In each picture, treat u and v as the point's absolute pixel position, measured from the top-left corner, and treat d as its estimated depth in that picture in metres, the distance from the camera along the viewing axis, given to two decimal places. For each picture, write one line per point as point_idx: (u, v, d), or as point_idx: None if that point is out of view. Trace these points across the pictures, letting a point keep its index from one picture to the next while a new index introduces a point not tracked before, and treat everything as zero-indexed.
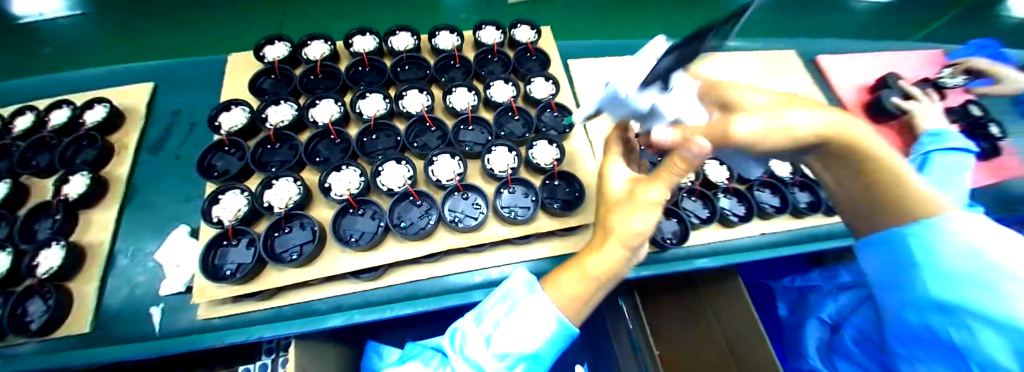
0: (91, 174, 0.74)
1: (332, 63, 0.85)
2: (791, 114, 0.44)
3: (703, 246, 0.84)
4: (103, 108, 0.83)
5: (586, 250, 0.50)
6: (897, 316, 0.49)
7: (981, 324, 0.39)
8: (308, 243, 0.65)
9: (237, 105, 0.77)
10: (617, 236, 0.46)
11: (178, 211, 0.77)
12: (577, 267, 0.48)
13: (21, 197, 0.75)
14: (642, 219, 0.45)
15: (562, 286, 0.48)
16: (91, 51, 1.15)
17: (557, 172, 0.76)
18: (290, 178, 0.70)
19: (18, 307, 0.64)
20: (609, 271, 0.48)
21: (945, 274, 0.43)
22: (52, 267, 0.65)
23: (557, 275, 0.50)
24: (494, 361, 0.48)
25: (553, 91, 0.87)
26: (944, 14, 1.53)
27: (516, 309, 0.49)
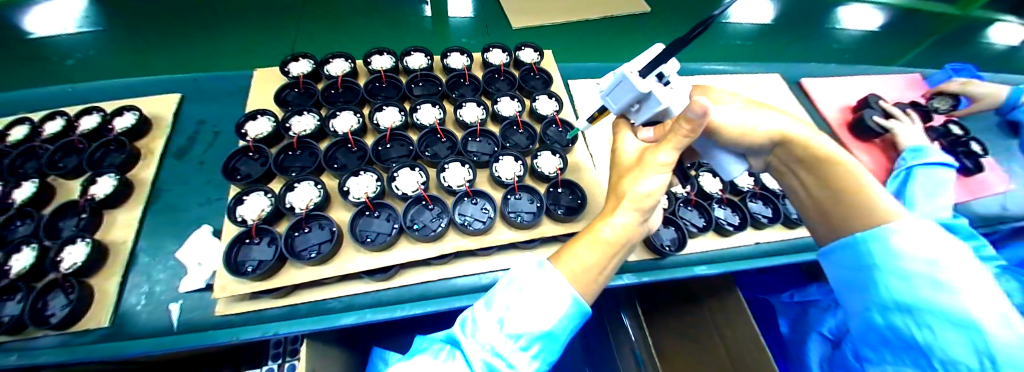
0: (119, 176, 0.79)
1: (352, 79, 0.92)
2: (755, 117, 0.57)
3: (700, 254, 0.87)
4: (131, 115, 0.89)
5: (596, 220, 0.57)
6: (856, 317, 0.51)
7: (942, 324, 0.42)
8: (326, 242, 0.69)
9: (264, 115, 0.83)
10: (629, 200, 0.54)
11: (199, 213, 0.81)
12: (591, 235, 0.55)
13: (49, 197, 0.79)
14: (650, 182, 0.53)
15: (577, 255, 0.54)
16: (103, 64, 1.22)
17: (560, 180, 0.80)
18: (311, 181, 0.74)
19: (41, 300, 0.67)
20: (621, 236, 0.55)
21: (901, 276, 0.46)
22: (76, 263, 0.69)
23: (570, 247, 0.56)
24: (509, 342, 0.51)
25: (558, 108, 0.93)
26: (921, 43, 1.63)
27: (527, 288, 0.52)
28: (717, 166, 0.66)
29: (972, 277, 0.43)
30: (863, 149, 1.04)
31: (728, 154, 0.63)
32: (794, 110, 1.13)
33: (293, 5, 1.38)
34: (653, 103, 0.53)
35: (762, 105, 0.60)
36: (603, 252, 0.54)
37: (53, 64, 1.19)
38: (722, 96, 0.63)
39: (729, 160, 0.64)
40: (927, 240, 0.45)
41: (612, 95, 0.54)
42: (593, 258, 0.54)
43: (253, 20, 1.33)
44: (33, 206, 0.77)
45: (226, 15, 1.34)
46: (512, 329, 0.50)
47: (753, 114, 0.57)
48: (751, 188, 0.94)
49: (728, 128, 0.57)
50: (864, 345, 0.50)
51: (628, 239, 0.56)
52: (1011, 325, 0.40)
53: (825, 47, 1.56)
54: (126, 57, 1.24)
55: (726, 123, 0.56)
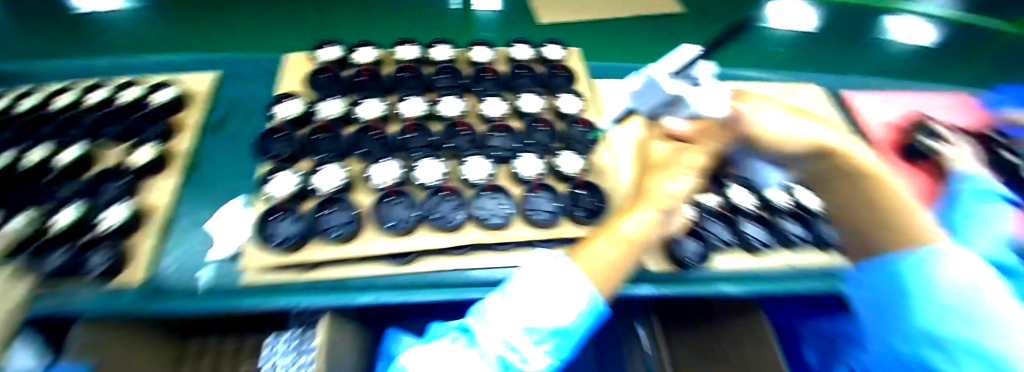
0: (159, 147, 0.85)
1: (378, 68, 0.95)
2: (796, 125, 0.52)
3: (727, 271, 0.83)
4: (170, 91, 0.95)
5: (624, 213, 0.55)
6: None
7: None
8: (347, 224, 0.70)
9: (294, 98, 0.88)
10: (654, 200, 0.53)
11: (232, 188, 0.86)
12: (611, 230, 0.53)
13: (90, 162, 0.83)
14: (677, 183, 0.53)
15: (598, 252, 0.51)
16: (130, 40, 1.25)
17: (582, 181, 0.79)
18: (335, 165, 0.78)
19: (76, 258, 0.68)
20: (642, 233, 0.52)
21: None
22: (114, 222, 0.69)
23: (590, 243, 0.53)
24: (524, 337, 0.49)
25: (580, 108, 0.92)
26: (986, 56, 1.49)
27: (544, 281, 0.49)
28: (755, 174, 0.66)
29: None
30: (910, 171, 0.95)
31: (762, 163, 0.61)
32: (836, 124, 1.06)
33: None
34: (685, 109, 0.50)
35: (800, 113, 0.56)
36: (624, 247, 0.52)
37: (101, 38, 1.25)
38: (757, 101, 0.59)
39: (764, 170, 0.64)
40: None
41: (643, 97, 0.54)
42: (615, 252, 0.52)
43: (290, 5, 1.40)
44: (74, 169, 0.81)
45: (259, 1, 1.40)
46: (527, 323, 0.48)
47: (797, 121, 0.52)
48: (787, 206, 0.90)
49: (767, 134, 0.51)
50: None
51: (650, 237, 0.54)
52: None
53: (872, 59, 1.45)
54: (166, 32, 1.31)
55: (768, 129, 0.51)
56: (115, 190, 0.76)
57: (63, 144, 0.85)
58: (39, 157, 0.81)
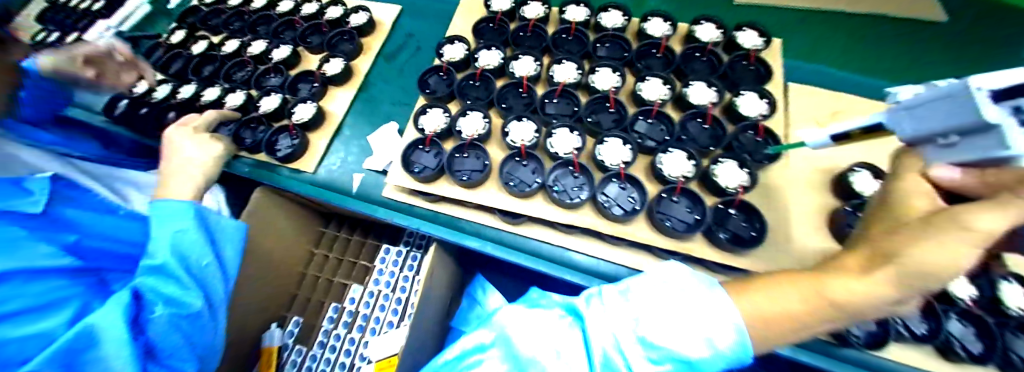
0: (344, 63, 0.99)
1: (543, 25, 0.92)
2: None
3: (898, 365, 0.62)
4: (364, 15, 1.07)
5: (825, 272, 0.44)
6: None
7: None
8: (477, 172, 0.75)
9: (458, 41, 0.92)
10: (890, 269, 0.38)
11: (391, 112, 0.98)
12: (802, 283, 0.45)
13: (297, 62, 1.03)
14: (958, 252, 0.34)
15: (776, 299, 0.45)
16: None
17: (738, 200, 0.66)
18: (479, 113, 0.81)
19: (274, 137, 0.91)
20: (850, 304, 0.41)
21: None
22: (303, 117, 0.91)
23: (764, 284, 0.48)
24: (639, 349, 0.46)
25: (766, 112, 0.74)
26: None
27: (689, 299, 0.45)
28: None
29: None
30: None
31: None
32: None
33: None
34: (979, 148, 0.34)
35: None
36: (805, 305, 0.44)
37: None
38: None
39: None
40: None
41: (914, 117, 0.39)
42: (784, 307, 0.44)
43: None
44: (285, 65, 1.01)
45: None
46: (645, 334, 0.45)
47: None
48: None
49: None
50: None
51: (860, 313, 0.41)
52: None
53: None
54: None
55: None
56: (307, 92, 0.98)
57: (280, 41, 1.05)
58: (259, 51, 1.03)
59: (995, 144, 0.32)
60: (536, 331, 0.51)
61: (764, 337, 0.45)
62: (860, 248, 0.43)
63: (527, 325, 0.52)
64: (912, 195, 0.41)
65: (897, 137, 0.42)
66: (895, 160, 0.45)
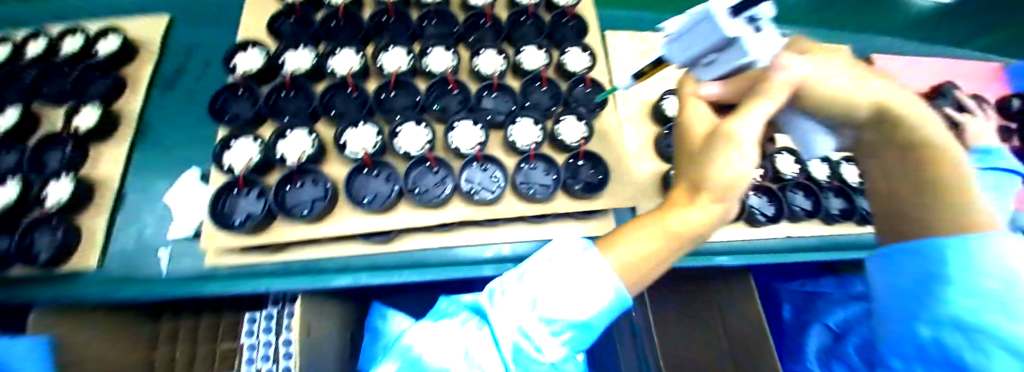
0: (101, 107, 0.70)
1: (356, 9, 0.79)
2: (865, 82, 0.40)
3: (724, 244, 0.79)
4: (114, 39, 0.78)
5: (667, 206, 0.47)
6: (894, 327, 0.43)
7: (998, 349, 0.34)
8: (319, 200, 0.62)
9: (254, 46, 0.73)
10: (711, 191, 0.41)
11: (189, 155, 0.74)
12: (653, 220, 0.46)
13: (32, 124, 0.72)
14: (745, 158, 0.39)
15: (640, 239, 0.46)
16: None
17: (581, 152, 0.73)
18: (304, 129, 0.66)
19: (28, 238, 0.62)
20: (692, 230, 0.44)
21: (976, 289, 0.37)
22: (61, 200, 0.63)
23: (632, 225, 0.49)
24: (541, 325, 0.44)
25: (590, 65, 0.80)
26: None
27: (572, 265, 0.45)
28: (799, 141, 0.50)
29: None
30: None
31: (813, 122, 0.45)
32: None
33: None
34: (734, 55, 0.41)
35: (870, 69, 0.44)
36: (661, 241, 0.45)
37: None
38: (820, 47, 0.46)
39: (814, 132, 0.47)
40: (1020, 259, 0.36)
41: (682, 42, 0.45)
42: (647, 248, 0.45)
43: None
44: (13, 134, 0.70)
45: None
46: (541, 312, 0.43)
47: (858, 71, 0.42)
48: (795, 177, 0.84)
49: (821, 91, 0.40)
50: (895, 357, 0.42)
51: (702, 233, 0.45)
52: None
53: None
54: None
55: (823, 85, 0.40)
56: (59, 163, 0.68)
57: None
58: None
59: (746, 48, 0.39)
60: (445, 346, 0.45)
61: (641, 279, 0.46)
62: (681, 180, 0.46)
63: (440, 343, 0.45)
64: (698, 118, 0.47)
65: (675, 64, 0.49)
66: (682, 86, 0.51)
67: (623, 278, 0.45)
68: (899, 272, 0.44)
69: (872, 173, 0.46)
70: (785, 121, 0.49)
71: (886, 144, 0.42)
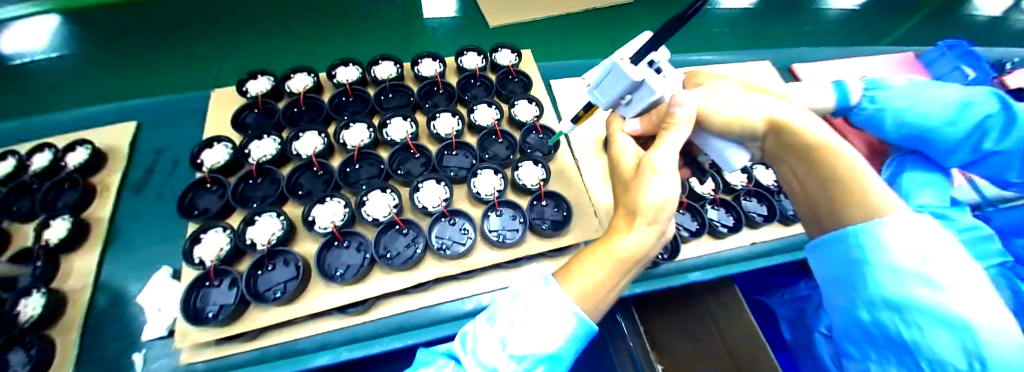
0: (73, 217, 0.71)
1: (315, 94, 0.86)
2: (752, 101, 0.49)
3: (693, 261, 0.84)
4: (84, 150, 0.80)
5: (611, 232, 0.51)
6: (839, 312, 0.46)
7: (929, 321, 0.37)
8: (292, 280, 0.63)
9: (220, 141, 0.77)
10: (644, 216, 0.47)
11: (160, 252, 0.74)
12: (600, 251, 0.50)
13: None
14: (661, 188, 0.46)
15: (589, 270, 0.49)
16: (56, 90, 1.17)
17: (543, 192, 0.77)
18: (273, 212, 0.68)
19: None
20: (636, 252, 0.49)
21: (895, 271, 0.39)
22: (32, 315, 0.61)
23: (580, 261, 0.51)
24: (511, 363, 0.45)
25: (538, 113, 0.88)
26: (898, 27, 1.70)
27: (532, 303, 0.47)
28: (716, 157, 0.55)
29: (970, 279, 0.37)
30: None
31: (725, 139, 0.52)
32: None
33: (249, 16, 1.35)
34: (646, 93, 0.49)
35: (760, 88, 0.52)
36: (609, 269, 0.49)
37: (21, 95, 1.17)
38: (715, 81, 0.56)
39: (726, 145, 0.53)
40: (920, 236, 0.39)
41: (601, 88, 0.51)
42: (599, 275, 0.49)
43: (214, 36, 1.30)
44: None
45: (176, 44, 1.29)
46: (514, 350, 0.45)
47: (749, 92, 0.51)
48: (745, 186, 0.92)
49: (715, 117, 0.49)
50: (847, 339, 0.45)
51: (643, 255, 0.50)
52: (1000, 316, 0.35)
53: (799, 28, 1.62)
54: (79, 85, 1.18)
55: (714, 112, 0.49)
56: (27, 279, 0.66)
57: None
58: None
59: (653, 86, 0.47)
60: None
61: (600, 303, 0.50)
62: (619, 205, 0.52)
63: None
64: (622, 154, 0.55)
65: (602, 108, 0.55)
66: (611, 124, 0.60)
67: (582, 305, 0.49)
68: (826, 259, 0.46)
69: (788, 180, 0.50)
70: (701, 141, 0.55)
71: (789, 150, 0.46)
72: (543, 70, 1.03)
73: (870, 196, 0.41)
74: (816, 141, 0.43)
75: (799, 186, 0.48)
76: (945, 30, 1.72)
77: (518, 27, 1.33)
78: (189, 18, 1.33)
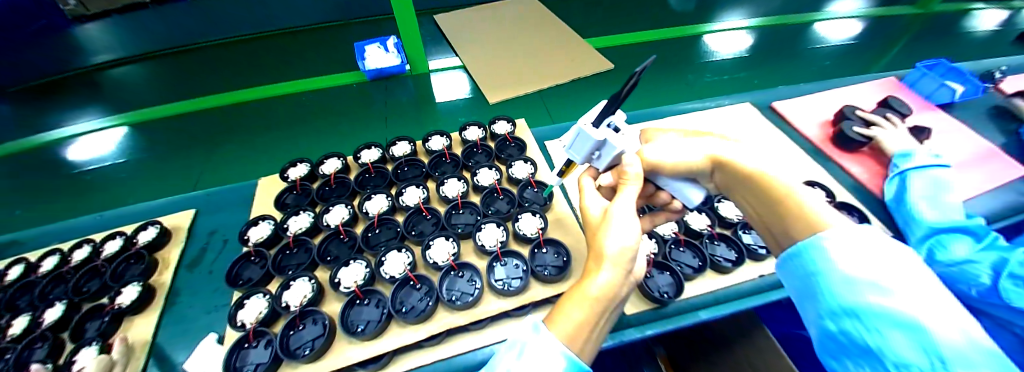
0: (142, 283, 0.85)
1: (344, 174, 1.01)
2: (685, 151, 0.62)
3: (700, 298, 0.82)
4: (154, 229, 0.98)
5: (585, 274, 0.57)
6: (814, 328, 0.49)
7: (886, 325, 0.40)
8: (319, 337, 0.70)
9: (264, 219, 0.91)
10: (609, 258, 0.55)
11: (205, 320, 0.83)
12: (576, 294, 0.55)
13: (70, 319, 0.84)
14: (619, 237, 0.56)
15: (570, 313, 0.53)
16: (129, 185, 1.45)
17: (543, 239, 0.84)
18: (306, 277, 0.78)
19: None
20: (607, 291, 0.54)
21: (843, 281, 0.44)
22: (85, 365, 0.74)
23: (563, 305, 0.55)
24: None
25: (533, 171, 1.00)
26: (878, 62, 1.81)
27: (525, 351, 0.50)
28: (677, 195, 0.68)
29: (916, 284, 0.41)
30: (854, 158, 1.08)
31: (678, 179, 0.65)
32: (770, 133, 1.16)
33: (285, 112, 1.62)
34: (609, 149, 0.59)
35: (700, 134, 0.67)
36: (588, 308, 0.54)
37: (102, 196, 1.42)
38: (663, 136, 0.70)
39: (683, 185, 0.66)
40: (864, 247, 0.45)
41: (575, 147, 0.61)
42: (579, 315, 0.53)
43: (258, 136, 1.54)
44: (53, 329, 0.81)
45: (224, 138, 1.55)
46: None
47: (691, 142, 0.64)
48: (741, 219, 0.94)
49: (666, 164, 0.62)
50: (826, 355, 0.46)
51: (615, 293, 0.55)
52: (948, 316, 0.39)
53: (776, 70, 1.75)
54: (140, 181, 1.46)
55: (666, 160, 0.62)
56: (94, 331, 0.81)
57: (43, 307, 0.86)
58: (49, 318, 0.83)
59: (614, 143, 0.57)
60: None
61: (582, 344, 0.54)
62: (590, 251, 0.59)
63: None
64: (592, 206, 0.64)
65: (578, 163, 0.64)
66: (583, 178, 0.69)
67: (569, 344, 0.52)
68: (791, 277, 0.51)
69: (752, 205, 0.57)
70: (661, 183, 0.68)
71: (736, 180, 0.58)
72: (538, 134, 1.16)
73: (808, 214, 0.49)
74: (750, 169, 0.56)
75: (754, 199, 0.56)
76: (918, 59, 1.82)
77: (511, 102, 1.55)
78: (236, 119, 1.61)
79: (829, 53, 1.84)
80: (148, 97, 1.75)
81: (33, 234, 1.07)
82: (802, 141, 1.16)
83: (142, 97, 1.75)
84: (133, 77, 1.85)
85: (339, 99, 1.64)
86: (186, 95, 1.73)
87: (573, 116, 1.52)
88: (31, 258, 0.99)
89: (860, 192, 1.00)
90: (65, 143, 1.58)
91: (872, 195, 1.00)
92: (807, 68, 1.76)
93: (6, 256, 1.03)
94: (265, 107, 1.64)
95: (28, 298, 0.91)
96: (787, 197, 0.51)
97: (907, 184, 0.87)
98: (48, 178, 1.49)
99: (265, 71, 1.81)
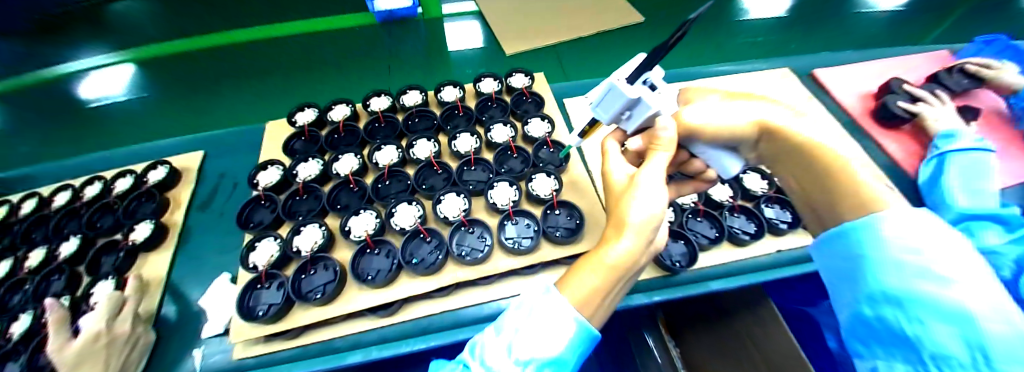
0: (155, 221, 0.86)
1: (353, 122, 0.98)
2: (731, 114, 0.57)
3: (712, 269, 0.82)
4: (163, 169, 0.97)
5: (603, 241, 0.55)
6: (846, 310, 0.47)
7: (931, 315, 0.38)
8: (329, 283, 0.71)
9: (273, 164, 0.89)
10: (631, 226, 0.52)
11: (219, 260, 0.85)
12: (592, 260, 0.53)
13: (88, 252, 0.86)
14: (646, 206, 0.53)
15: (585, 280, 0.52)
16: (137, 123, 1.44)
17: (556, 201, 0.82)
18: (315, 223, 0.78)
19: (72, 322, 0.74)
20: (624, 260, 0.53)
21: (893, 266, 0.42)
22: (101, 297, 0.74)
23: (577, 271, 0.54)
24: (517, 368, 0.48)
25: (550, 130, 0.95)
26: (931, 32, 1.65)
27: (536, 311, 0.50)
28: (714, 163, 0.64)
29: (974, 276, 0.38)
30: (893, 135, 1.01)
31: (717, 147, 0.61)
32: (807, 103, 1.08)
33: (291, 54, 1.55)
34: (643, 109, 0.54)
35: (743, 97, 0.61)
36: (604, 275, 0.52)
37: (110, 134, 1.41)
38: (702, 97, 0.64)
39: (720, 154, 0.62)
40: (920, 230, 0.41)
41: (602, 105, 0.56)
42: (594, 282, 0.52)
43: (265, 79, 1.49)
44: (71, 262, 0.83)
45: (231, 79, 1.51)
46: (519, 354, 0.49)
47: (732, 105, 0.59)
48: (764, 192, 0.90)
49: (707, 128, 0.57)
50: (854, 338, 0.46)
51: (633, 262, 0.54)
52: (1005, 312, 0.36)
53: (817, 36, 1.61)
54: (148, 118, 1.44)
55: (708, 124, 0.57)
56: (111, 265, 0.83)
57: (59, 240, 0.88)
58: (67, 251, 0.85)
59: (649, 102, 0.52)
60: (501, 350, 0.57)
61: (595, 310, 0.53)
62: (611, 217, 0.56)
63: None
64: (615, 171, 0.61)
65: (603, 123, 0.60)
66: (607, 141, 0.65)
67: (582, 309, 0.52)
68: (833, 258, 0.49)
69: (801, 177, 0.54)
70: (697, 151, 0.63)
71: (785, 150, 0.54)
72: (556, 90, 1.10)
73: (865, 190, 0.46)
74: (807, 141, 0.51)
75: (806, 171, 0.52)
76: (975, 31, 1.66)
77: (528, 55, 1.46)
78: (242, 60, 1.55)
79: (878, 19, 1.69)
80: (150, 33, 1.68)
81: (46, 169, 1.07)
82: (838, 114, 1.09)
83: (144, 33, 1.68)
84: (133, 10, 1.77)
85: (347, 43, 1.55)
86: (189, 32, 1.66)
87: (594, 74, 1.44)
88: (44, 192, 1.00)
89: (894, 171, 0.95)
90: (70, 78, 1.54)
91: (905, 175, 0.95)
92: (852, 34, 1.62)
93: (21, 188, 1.04)
94: (271, 48, 1.57)
95: (44, 231, 0.92)
96: (843, 169, 0.48)
97: (951, 165, 0.81)
98: (56, 112, 1.47)
99: (271, 9, 1.72)
